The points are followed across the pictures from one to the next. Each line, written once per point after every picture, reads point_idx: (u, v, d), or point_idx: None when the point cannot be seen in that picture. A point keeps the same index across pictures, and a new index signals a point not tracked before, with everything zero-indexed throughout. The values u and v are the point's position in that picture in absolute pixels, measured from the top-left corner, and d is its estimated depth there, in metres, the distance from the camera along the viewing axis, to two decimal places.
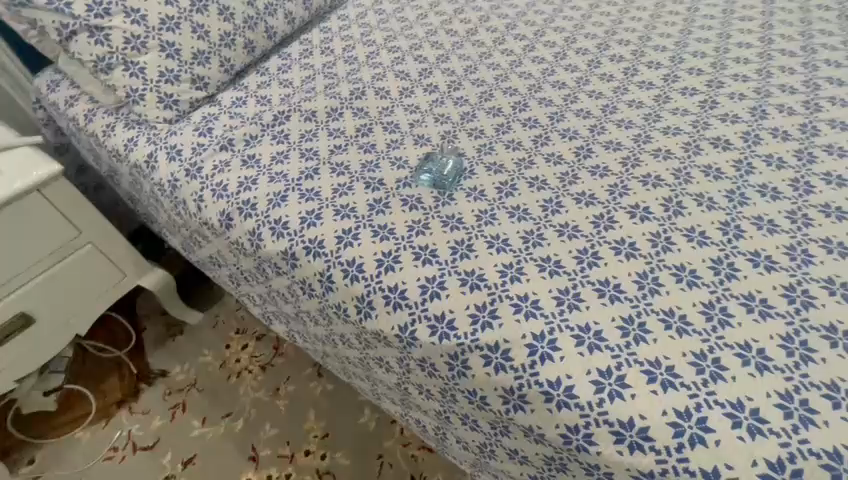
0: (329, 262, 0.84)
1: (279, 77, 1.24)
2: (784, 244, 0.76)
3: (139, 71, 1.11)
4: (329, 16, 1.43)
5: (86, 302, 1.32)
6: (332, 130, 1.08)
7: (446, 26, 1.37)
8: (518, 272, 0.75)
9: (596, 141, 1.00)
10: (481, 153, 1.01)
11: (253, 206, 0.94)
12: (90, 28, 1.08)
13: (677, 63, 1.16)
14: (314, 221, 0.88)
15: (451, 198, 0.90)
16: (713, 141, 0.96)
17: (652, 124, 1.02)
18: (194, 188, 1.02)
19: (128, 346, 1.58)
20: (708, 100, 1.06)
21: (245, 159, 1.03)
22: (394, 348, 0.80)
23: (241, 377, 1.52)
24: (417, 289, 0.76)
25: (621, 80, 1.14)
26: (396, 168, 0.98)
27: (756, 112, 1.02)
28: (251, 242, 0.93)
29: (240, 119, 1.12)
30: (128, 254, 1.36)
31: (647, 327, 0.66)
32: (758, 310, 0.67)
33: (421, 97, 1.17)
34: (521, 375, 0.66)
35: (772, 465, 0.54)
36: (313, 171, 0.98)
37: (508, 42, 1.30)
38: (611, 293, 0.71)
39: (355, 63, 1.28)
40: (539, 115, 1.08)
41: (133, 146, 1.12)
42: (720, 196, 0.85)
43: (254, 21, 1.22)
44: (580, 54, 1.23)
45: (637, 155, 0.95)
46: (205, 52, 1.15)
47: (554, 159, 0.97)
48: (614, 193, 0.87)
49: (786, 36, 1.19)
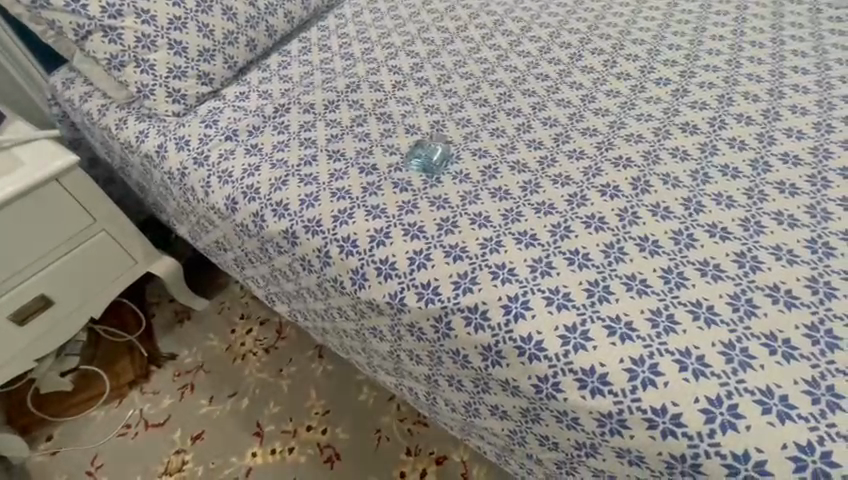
0: (326, 239, 0.92)
1: (279, 73, 1.32)
2: (739, 217, 0.83)
3: (149, 68, 1.19)
4: (326, 15, 1.51)
5: (100, 287, 1.41)
6: (330, 121, 1.16)
7: (437, 23, 1.45)
8: (497, 244, 0.83)
9: (574, 128, 1.07)
10: (467, 140, 1.09)
11: (256, 191, 1.02)
12: (104, 28, 1.17)
13: (654, 55, 1.24)
14: (312, 203, 0.96)
15: (439, 181, 0.97)
16: (683, 127, 1.03)
17: (627, 112, 1.10)
18: (201, 175, 1.10)
19: (139, 329, 1.67)
20: (681, 89, 1.14)
21: (248, 148, 1.10)
22: (386, 316, 0.87)
23: (246, 359, 1.60)
24: (406, 260, 0.84)
25: (601, 72, 1.22)
26: (388, 155, 1.06)
27: (724, 100, 1.09)
28: (255, 223, 1.01)
29: (243, 112, 1.20)
30: (139, 243, 1.44)
31: (611, 289, 0.74)
32: (711, 274, 0.75)
33: (413, 90, 1.25)
34: (498, 333, 0.73)
35: (712, 402, 0.62)
36: (312, 158, 1.06)
37: (496, 38, 1.37)
38: (580, 261, 0.78)
39: (352, 59, 1.35)
40: (523, 105, 1.16)
41: (144, 138, 1.20)
42: (684, 175, 0.92)
43: (256, 21, 1.31)
44: (563, 48, 1.31)
45: (612, 140, 1.03)
46: (210, 50, 1.24)
47: (535, 145, 1.05)
48: (588, 174, 0.95)
49: (757, 29, 1.27)
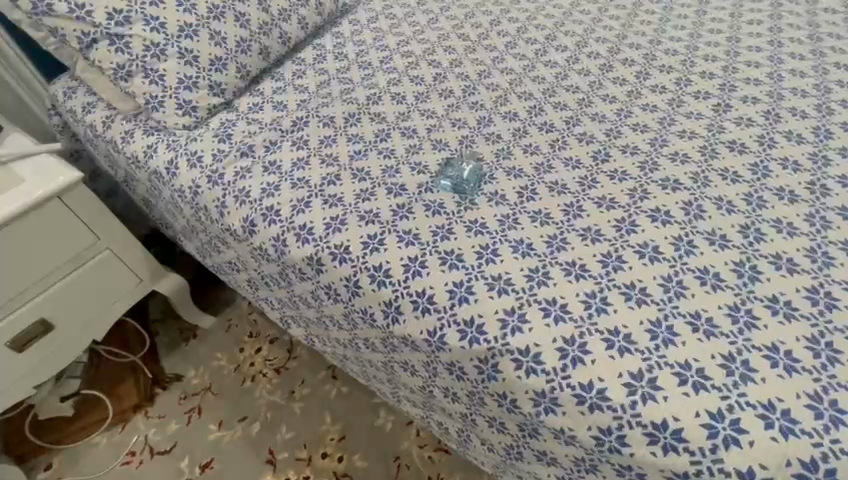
0: (355, 267, 0.85)
1: (294, 83, 1.26)
2: (804, 247, 0.78)
3: (159, 78, 1.11)
4: (340, 21, 1.44)
5: (103, 309, 1.32)
6: (351, 136, 1.09)
7: (457, 31, 1.38)
8: (544, 276, 0.76)
9: (613, 145, 1.01)
10: (499, 158, 1.02)
11: (277, 212, 0.95)
12: (110, 36, 1.09)
13: (688, 66, 1.18)
14: (338, 227, 0.89)
15: (473, 203, 0.91)
16: (729, 145, 0.98)
17: (667, 128, 1.04)
18: (215, 195, 1.02)
19: (142, 349, 1.59)
20: (722, 104, 1.08)
21: (266, 166, 1.03)
22: (422, 352, 0.81)
23: (256, 380, 1.53)
24: (445, 293, 0.78)
25: (634, 84, 1.16)
26: (416, 173, 0.99)
27: (769, 116, 1.03)
28: (276, 248, 0.94)
29: (258, 125, 1.14)
30: (144, 260, 1.36)
31: (675, 330, 0.68)
32: (783, 313, 0.69)
33: (437, 102, 1.18)
34: (553, 379, 0.67)
35: (805, 464, 0.57)
36: (335, 177, 0.99)
37: (520, 46, 1.31)
38: (637, 296, 0.72)
39: (370, 68, 1.29)
40: (555, 119, 1.10)
41: (153, 153, 1.12)
42: (738, 199, 0.87)
43: (269, 28, 1.24)
44: (591, 58, 1.24)
45: (655, 159, 0.97)
46: (222, 59, 1.17)
47: (572, 163, 0.98)
48: (635, 197, 0.88)
49: (794, 40, 1.21)
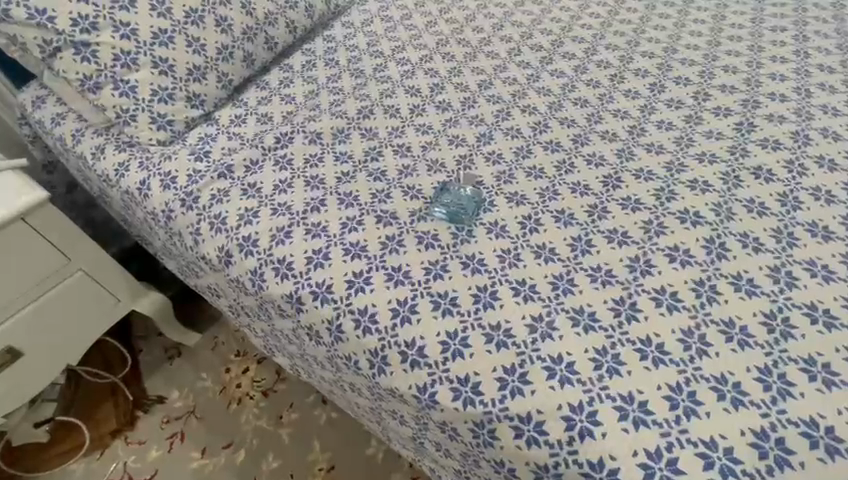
0: (338, 309, 0.77)
1: (280, 92, 1.17)
2: (843, 295, 0.69)
3: (130, 90, 1.02)
4: (332, 24, 1.35)
5: (78, 331, 1.25)
6: (339, 154, 1.01)
7: (457, 35, 1.30)
8: (549, 327, 0.68)
9: (624, 169, 0.92)
10: (500, 181, 0.94)
11: (255, 242, 0.86)
12: (75, 43, 1.00)
13: (708, 79, 1.11)
14: (320, 262, 0.81)
15: (471, 235, 0.83)
16: (754, 172, 0.89)
17: (684, 149, 0.95)
18: (189, 219, 0.94)
19: (124, 369, 1.52)
20: (745, 123, 0.99)
21: (245, 188, 0.94)
22: (411, 406, 0.73)
23: (242, 403, 1.46)
24: (437, 345, 0.69)
25: (647, 98, 1.08)
26: (409, 198, 0.91)
27: (798, 137, 0.95)
28: (253, 282, 0.86)
29: (239, 140, 1.05)
30: (122, 280, 1.28)
31: (698, 397, 0.60)
32: (822, 379, 0.61)
33: (434, 115, 1.09)
34: (558, 453, 0.60)
35: None
36: (320, 202, 0.90)
37: (525, 54, 1.22)
38: (654, 354, 0.64)
39: (362, 76, 1.20)
40: (562, 137, 1.01)
41: (125, 172, 1.03)
42: (766, 235, 0.78)
43: (254, 32, 1.15)
44: (601, 68, 1.17)
45: (671, 186, 0.88)
46: (201, 68, 1.08)
47: (580, 189, 0.90)
48: (650, 231, 0.80)
49: (821, 50, 1.13)
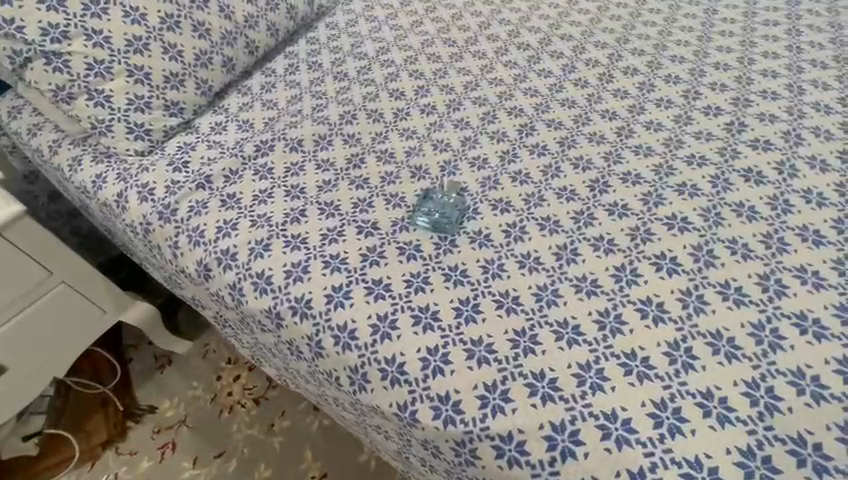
0: (318, 325, 0.75)
1: (262, 97, 1.14)
2: (833, 303, 0.68)
3: (104, 100, 1.00)
4: (316, 25, 1.32)
5: (64, 344, 1.24)
6: (321, 161, 0.98)
7: (443, 35, 1.27)
8: (532, 342, 0.67)
9: (612, 172, 0.90)
10: (485, 187, 0.91)
11: (233, 256, 0.85)
12: (46, 53, 0.98)
13: (698, 76, 1.08)
14: (300, 275, 0.79)
15: (454, 245, 0.81)
16: (744, 174, 0.86)
17: (673, 151, 0.93)
18: (167, 232, 0.92)
19: (114, 379, 1.51)
20: (736, 122, 0.97)
21: (224, 199, 0.92)
22: (393, 423, 0.71)
23: (233, 412, 1.45)
24: (417, 361, 0.68)
25: (637, 97, 1.06)
26: (391, 207, 0.89)
27: (790, 137, 0.92)
28: (233, 297, 0.84)
29: (219, 149, 1.03)
30: (107, 291, 1.26)
31: (683, 414, 0.59)
32: (811, 393, 0.60)
33: (419, 119, 1.07)
34: (539, 473, 0.60)
35: None
36: (300, 212, 0.88)
37: (512, 53, 1.20)
38: (639, 369, 0.63)
39: (345, 79, 1.17)
40: (549, 140, 0.99)
41: (102, 184, 1.01)
42: (755, 241, 0.76)
43: (233, 36, 1.12)
44: (590, 66, 1.14)
45: (659, 190, 0.86)
46: (178, 75, 1.05)
47: (566, 195, 0.88)
48: (636, 238, 0.78)
49: (814, 44, 1.11)
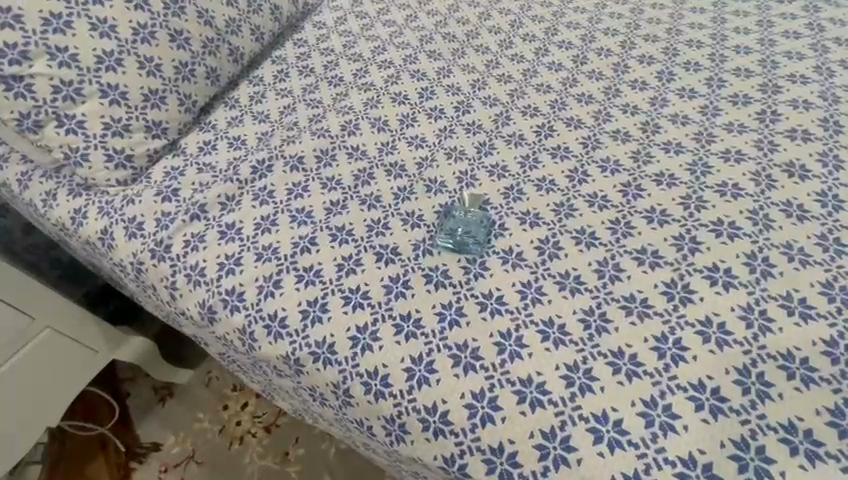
0: (344, 372, 0.68)
1: (252, 109, 1.04)
2: None
3: (77, 126, 0.89)
4: (302, 25, 1.22)
5: (55, 390, 1.13)
6: (326, 180, 0.90)
7: (441, 29, 1.18)
8: (587, 377, 0.61)
9: (644, 174, 0.84)
10: (508, 198, 0.84)
11: (240, 296, 0.76)
12: (5, 78, 0.86)
13: (718, 62, 1.02)
14: (318, 315, 0.71)
15: (484, 268, 0.74)
16: (787, 169, 0.81)
17: (706, 146, 0.87)
18: (162, 272, 0.82)
19: (112, 419, 1.41)
20: (767, 111, 0.91)
21: (223, 230, 0.83)
22: (438, 474, 0.65)
23: (244, 442, 1.37)
24: (463, 409, 0.62)
25: (657, 88, 0.99)
26: (410, 227, 0.81)
27: (828, 125, 0.87)
28: (243, 342, 0.75)
29: (211, 172, 0.93)
30: (97, 329, 1.17)
31: (769, 454, 0.55)
32: None
33: (426, 125, 0.98)
34: None
35: None
36: (309, 241, 0.80)
37: (517, 46, 1.12)
38: (710, 402, 0.58)
39: (341, 85, 1.08)
40: (570, 140, 0.92)
41: (82, 220, 0.90)
42: (811, 244, 0.71)
43: (215, 44, 1.02)
44: (602, 56, 1.07)
45: (697, 192, 0.79)
46: (159, 91, 0.95)
47: (598, 202, 0.81)
48: (682, 248, 0.72)
49: (836, 21, 1.06)
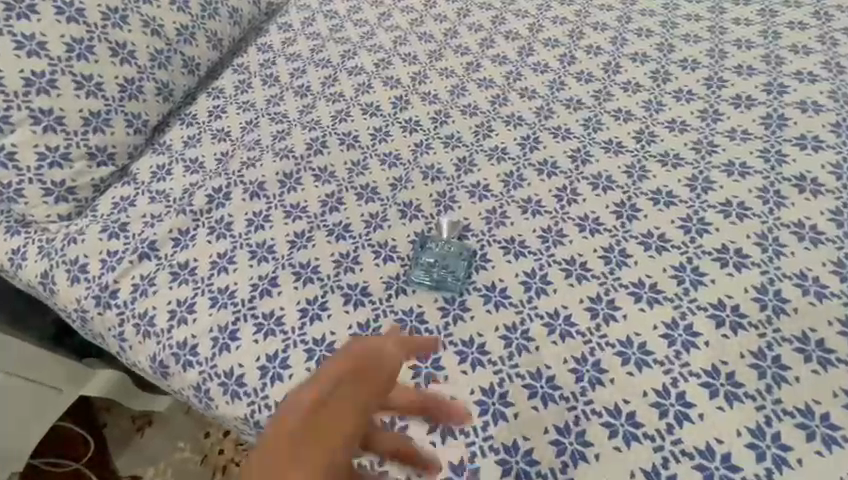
0: None
1: (210, 127, 0.95)
2: None
3: (8, 158, 0.80)
4: (266, 27, 1.11)
5: (18, 433, 1.08)
6: (289, 206, 0.81)
7: (416, 28, 1.07)
8: (578, 443, 0.56)
9: (639, 192, 0.76)
10: (491, 224, 0.76)
11: (193, 349, 0.69)
12: None
13: (718, 58, 0.93)
14: (278, 373, 0.65)
15: (464, 310, 0.66)
16: (797, 183, 0.73)
17: (706, 157, 0.79)
18: (109, 321, 0.74)
19: (89, 453, 1.34)
20: (774, 114, 0.83)
21: (175, 271, 0.75)
22: None
23: (227, 472, 1.29)
24: None
25: (651, 90, 0.90)
26: (382, 261, 0.73)
27: (840, 130, 0.79)
28: (199, 399, 0.69)
29: (164, 202, 0.84)
30: (62, 368, 1.10)
31: None
32: None
33: (400, 138, 0.89)
34: None
35: None
36: (269, 282, 0.72)
37: (499, 45, 1.02)
38: (720, 472, 0.52)
39: (308, 95, 0.98)
40: (558, 153, 0.83)
41: (22, 261, 0.82)
42: (827, 272, 0.63)
43: (165, 56, 0.92)
44: (592, 55, 0.98)
45: (699, 212, 0.72)
46: (101, 113, 0.85)
47: (589, 226, 0.73)
48: (684, 281, 0.65)
49: (844, 9, 0.97)
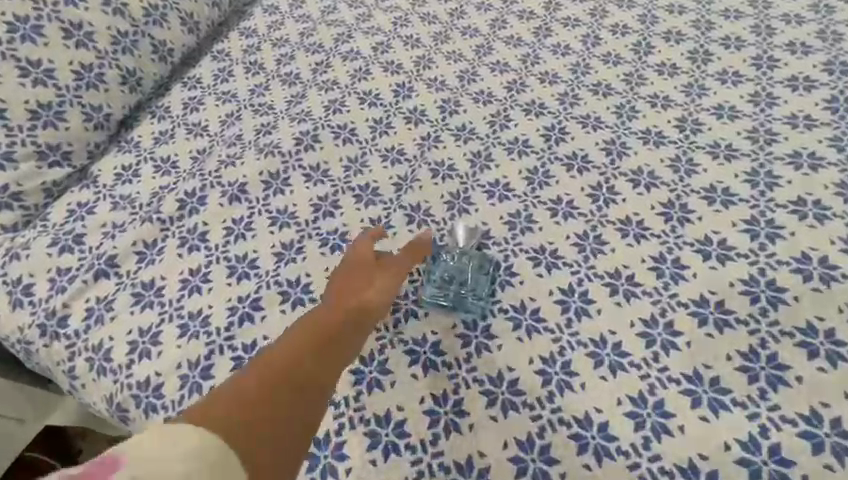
0: None
1: (184, 120, 0.82)
2: None
3: None
4: (250, 10, 0.98)
5: None
6: (275, 211, 0.68)
7: (418, 8, 0.94)
8: None
9: (689, 189, 0.64)
10: (513, 230, 0.63)
11: (159, 391, 0.57)
12: None
13: (765, 36, 0.81)
14: None
15: (489, 338, 0.55)
16: None
17: (765, 147, 0.67)
18: (57, 355, 0.62)
19: None
20: (838, 97, 0.72)
21: (138, 292, 0.63)
22: None
23: None
24: None
25: (691, 73, 0.78)
26: None
27: None
28: None
29: (128, 208, 0.71)
30: (18, 399, 0.85)
31: None
32: None
33: (403, 130, 0.76)
34: None
35: None
36: (251, 305, 0.60)
37: (512, 26, 0.89)
38: None
39: (297, 82, 0.85)
40: (590, 145, 0.71)
41: None
42: None
43: (131, 39, 0.79)
44: (619, 35, 0.85)
45: (765, 214, 0.61)
46: (53, 106, 0.72)
47: (633, 230, 0.61)
48: (758, 299, 0.54)
49: None
